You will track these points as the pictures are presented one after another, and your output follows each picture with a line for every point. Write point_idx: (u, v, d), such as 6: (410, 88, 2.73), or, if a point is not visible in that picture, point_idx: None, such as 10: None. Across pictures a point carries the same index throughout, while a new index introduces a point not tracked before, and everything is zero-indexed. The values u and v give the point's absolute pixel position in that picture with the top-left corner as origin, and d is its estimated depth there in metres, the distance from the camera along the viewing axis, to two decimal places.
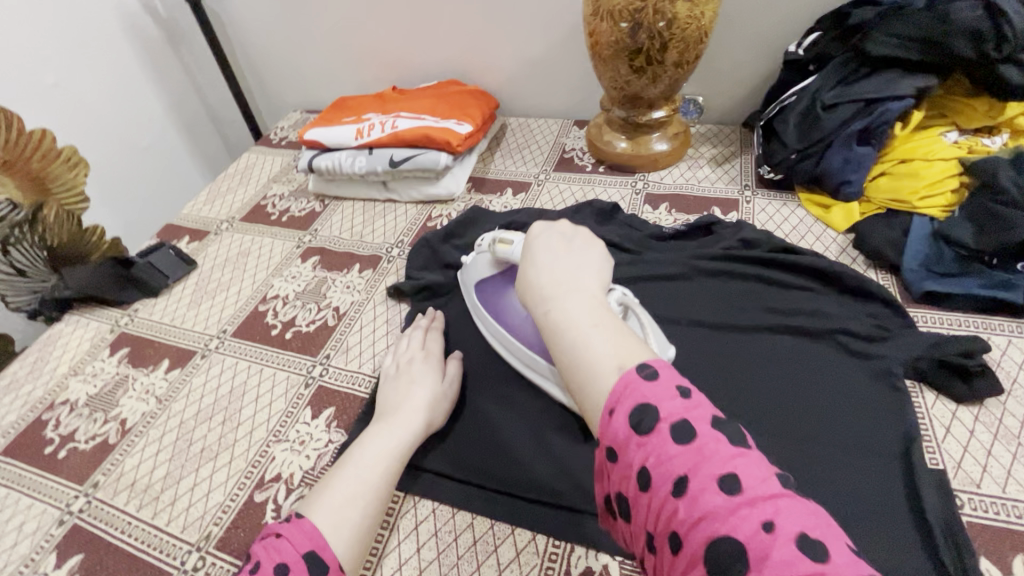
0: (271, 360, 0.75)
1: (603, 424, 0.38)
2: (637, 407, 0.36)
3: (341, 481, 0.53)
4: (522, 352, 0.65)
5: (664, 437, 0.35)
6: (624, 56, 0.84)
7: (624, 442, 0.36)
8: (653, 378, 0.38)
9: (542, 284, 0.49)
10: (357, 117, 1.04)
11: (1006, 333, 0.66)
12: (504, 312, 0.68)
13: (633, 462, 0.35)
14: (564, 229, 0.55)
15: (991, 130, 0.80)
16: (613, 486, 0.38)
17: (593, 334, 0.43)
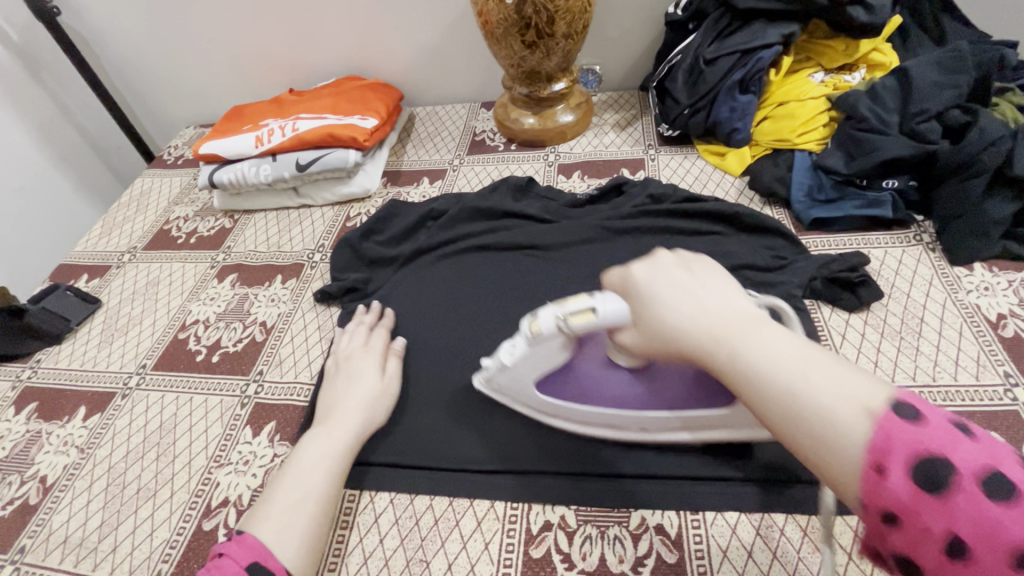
0: (201, 387, 0.72)
1: (866, 485, 0.33)
2: (918, 462, 0.31)
3: (283, 491, 0.53)
4: (629, 416, 0.55)
5: (969, 494, 0.30)
6: (515, 33, 0.86)
7: (912, 503, 0.31)
8: (917, 421, 0.32)
9: (705, 329, 0.42)
10: (255, 125, 0.99)
11: (882, 245, 0.75)
12: (591, 394, 0.55)
13: (931, 527, 0.30)
14: (669, 261, 0.47)
15: (850, 67, 0.89)
16: (889, 543, 0.33)
17: (801, 372, 0.37)
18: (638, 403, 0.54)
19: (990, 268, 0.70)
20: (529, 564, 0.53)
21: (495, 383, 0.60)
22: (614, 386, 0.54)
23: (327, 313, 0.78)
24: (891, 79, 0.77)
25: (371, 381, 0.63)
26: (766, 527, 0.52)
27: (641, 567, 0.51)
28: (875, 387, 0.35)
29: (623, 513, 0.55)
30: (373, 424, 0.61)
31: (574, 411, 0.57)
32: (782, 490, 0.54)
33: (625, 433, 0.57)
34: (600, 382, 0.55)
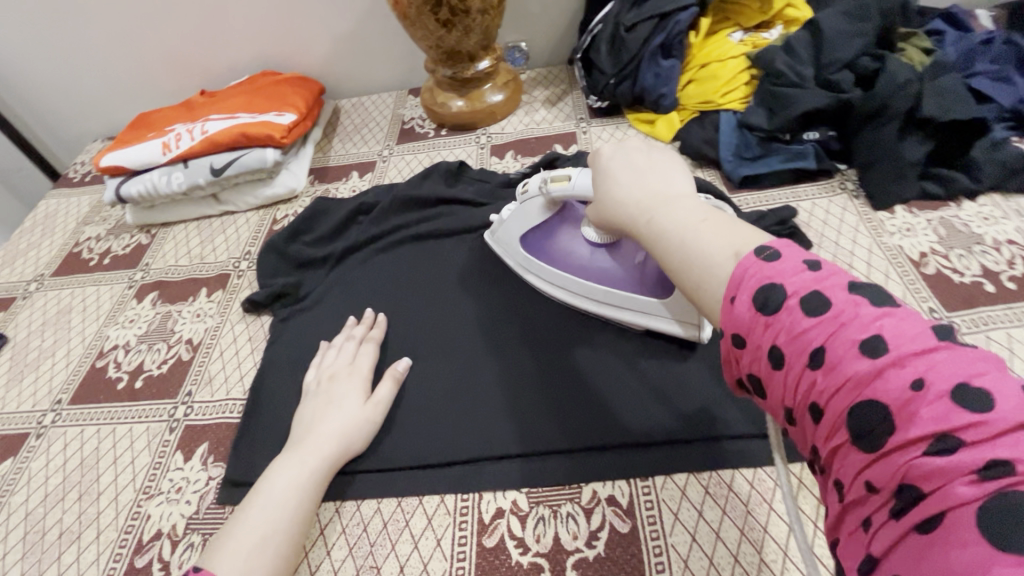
0: (124, 416, 0.67)
1: (722, 314, 0.34)
2: (761, 287, 0.32)
3: (245, 523, 0.49)
4: (597, 289, 0.63)
5: (793, 311, 0.30)
6: (428, 12, 0.82)
7: (750, 325, 0.32)
8: (777, 258, 0.33)
9: (636, 199, 0.44)
10: (162, 131, 0.93)
11: (809, 198, 0.76)
12: (559, 258, 0.65)
13: (762, 344, 0.31)
14: (641, 146, 0.49)
15: (767, 25, 0.89)
16: (738, 369, 0.34)
17: (698, 228, 0.38)
18: (608, 276, 0.62)
19: (909, 209, 0.72)
20: (483, 554, 0.51)
21: (500, 237, 0.70)
22: (581, 256, 0.63)
23: (258, 323, 0.74)
24: (803, 33, 0.77)
25: (358, 399, 0.59)
26: (715, 485, 0.53)
27: (596, 541, 0.51)
28: (756, 241, 0.36)
29: (574, 489, 0.54)
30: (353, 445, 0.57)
31: (555, 281, 0.66)
32: (726, 448, 0.54)
33: (580, 300, 0.66)
34: (568, 250, 0.64)
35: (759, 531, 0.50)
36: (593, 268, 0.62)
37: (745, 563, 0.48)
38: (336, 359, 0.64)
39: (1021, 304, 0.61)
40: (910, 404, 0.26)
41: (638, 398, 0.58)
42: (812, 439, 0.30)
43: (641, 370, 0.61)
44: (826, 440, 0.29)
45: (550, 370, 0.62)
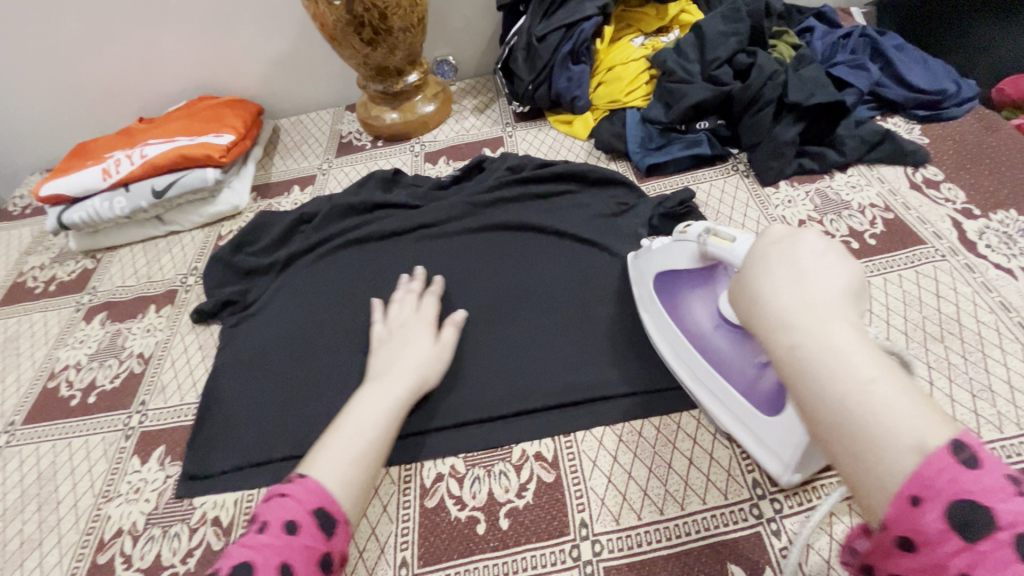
0: (80, 429, 0.70)
1: (892, 512, 0.28)
2: (959, 503, 0.26)
3: (339, 441, 0.52)
4: (700, 365, 0.56)
5: (1001, 546, 0.25)
6: (352, 33, 0.88)
7: (937, 540, 0.26)
8: (977, 467, 0.27)
9: (780, 311, 0.35)
10: (101, 158, 0.96)
11: (707, 180, 0.85)
12: (682, 313, 0.59)
13: (949, 565, 0.26)
14: (820, 243, 0.37)
15: (665, 30, 0.99)
16: (891, 566, 0.29)
17: (874, 398, 0.30)
18: (718, 359, 0.55)
19: (791, 184, 0.82)
20: (425, 515, 0.57)
21: (645, 267, 0.65)
22: (702, 325, 0.57)
23: (208, 332, 0.78)
24: (690, 36, 0.88)
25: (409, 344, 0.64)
26: (628, 433, 0.60)
27: (525, 492, 0.57)
28: (947, 434, 0.29)
29: (505, 450, 0.61)
30: (429, 382, 0.62)
31: (665, 330, 0.61)
32: (636, 401, 0.62)
33: (680, 366, 0.60)
34: (693, 312, 0.57)
35: (664, 466, 0.57)
36: (710, 342, 0.56)
37: (653, 495, 0.55)
38: (401, 310, 0.69)
39: (880, 256, 0.71)
40: None
41: (560, 366, 0.65)
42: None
43: (562, 342, 0.67)
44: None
45: (482, 350, 0.68)
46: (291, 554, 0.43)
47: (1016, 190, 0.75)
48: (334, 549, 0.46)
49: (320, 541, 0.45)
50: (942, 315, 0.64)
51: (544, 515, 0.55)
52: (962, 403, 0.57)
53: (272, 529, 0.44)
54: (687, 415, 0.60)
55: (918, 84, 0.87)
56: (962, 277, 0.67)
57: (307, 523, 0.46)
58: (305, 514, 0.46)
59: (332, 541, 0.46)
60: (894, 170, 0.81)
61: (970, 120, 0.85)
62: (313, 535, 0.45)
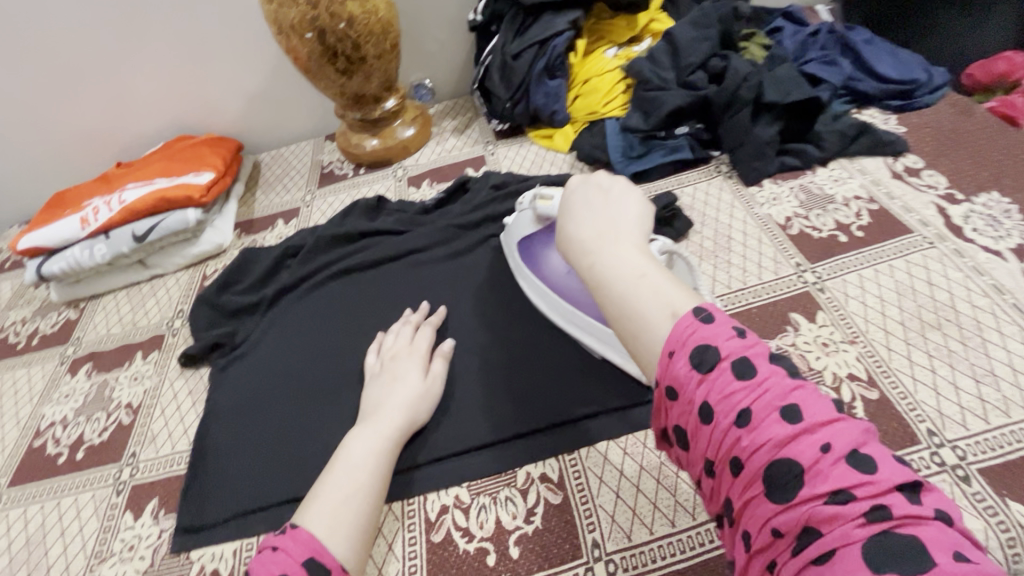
0: (68, 487, 0.67)
1: (660, 367, 0.36)
2: (697, 347, 0.35)
3: (331, 481, 0.52)
4: (566, 306, 0.66)
5: (725, 373, 0.33)
6: (326, 63, 0.88)
7: (687, 381, 0.34)
8: (712, 320, 0.36)
9: (584, 238, 0.47)
10: (79, 206, 0.95)
11: (692, 182, 0.85)
12: (543, 267, 0.69)
13: (695, 399, 0.34)
14: (608, 182, 0.51)
15: (637, 39, 1.00)
16: (669, 422, 0.37)
17: (643, 280, 0.41)
18: (578, 298, 0.65)
19: (775, 182, 0.82)
20: (432, 550, 0.55)
21: (508, 240, 0.76)
22: (560, 273, 0.67)
23: (197, 376, 0.76)
24: (662, 44, 0.89)
25: (408, 380, 0.63)
26: (632, 446, 0.59)
27: (533, 517, 0.55)
28: (690, 301, 0.39)
29: (510, 475, 0.59)
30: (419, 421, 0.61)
31: (531, 285, 0.71)
32: (638, 411, 0.61)
33: (551, 312, 0.69)
34: (550, 264, 0.69)
35: (672, 477, 0.55)
36: (567, 285, 0.66)
37: (665, 508, 0.54)
38: (399, 342, 0.68)
39: (869, 248, 0.71)
40: (819, 467, 0.29)
41: (559, 383, 0.64)
42: (728, 497, 0.33)
43: (559, 356, 0.67)
44: (742, 493, 0.32)
45: (478, 372, 0.67)
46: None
47: (994, 173, 0.76)
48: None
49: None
50: (936, 302, 0.64)
51: (556, 539, 0.54)
52: (965, 390, 0.56)
53: None
54: None
55: (889, 75, 0.88)
56: (952, 262, 0.67)
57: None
58: (296, 565, 0.44)
59: None
60: (875, 161, 0.82)
61: (943, 106, 0.87)
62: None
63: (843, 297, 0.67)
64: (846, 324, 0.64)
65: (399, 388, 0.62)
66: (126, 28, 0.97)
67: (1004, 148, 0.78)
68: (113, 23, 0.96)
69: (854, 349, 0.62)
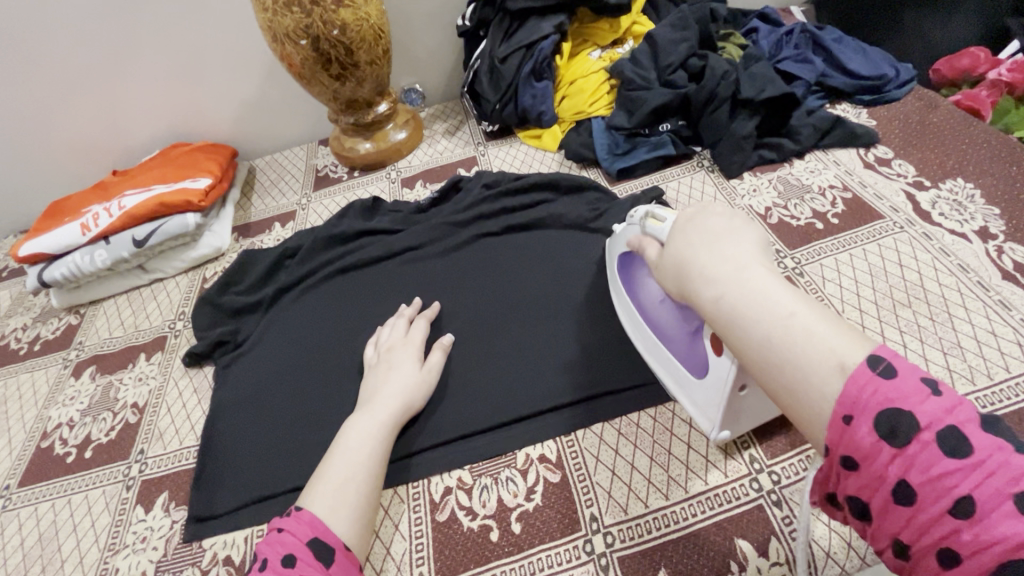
0: (78, 485, 0.69)
1: (833, 432, 0.33)
2: (885, 413, 0.30)
3: (332, 466, 0.54)
4: (651, 337, 0.60)
5: (927, 446, 0.29)
6: (320, 69, 0.91)
7: (871, 452, 0.31)
8: (894, 373, 0.31)
9: (703, 270, 0.42)
10: (77, 213, 0.96)
11: (675, 177, 0.89)
12: (638, 290, 0.63)
13: (886, 475, 0.30)
14: (727, 212, 0.45)
15: (620, 41, 1.04)
16: (842, 489, 0.33)
17: (791, 325, 0.36)
18: (663, 332, 0.58)
19: (755, 174, 0.86)
20: (438, 529, 0.57)
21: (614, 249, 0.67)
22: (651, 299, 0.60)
23: (202, 374, 0.78)
24: (643, 45, 0.93)
25: (408, 370, 0.65)
26: (626, 426, 0.62)
27: (533, 494, 0.58)
28: (859, 349, 0.34)
29: (510, 456, 0.62)
30: (414, 405, 0.63)
31: (626, 306, 0.66)
32: (629, 392, 0.64)
33: (639, 341, 0.63)
34: (645, 288, 0.61)
35: (665, 454, 0.59)
36: (657, 314, 0.59)
37: (658, 482, 0.57)
38: (398, 335, 0.70)
39: (844, 234, 0.75)
40: None
41: (555, 370, 0.67)
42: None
43: (555, 344, 0.69)
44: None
45: (476, 361, 0.70)
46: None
47: (959, 161, 0.80)
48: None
49: (320, 569, 0.46)
50: (907, 282, 0.68)
51: (555, 515, 0.56)
52: (934, 361, 0.60)
53: (271, 565, 0.45)
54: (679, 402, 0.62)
55: (860, 71, 0.93)
56: (921, 245, 0.71)
57: (303, 553, 0.46)
58: (301, 545, 0.47)
59: (332, 570, 0.46)
60: (847, 153, 0.86)
61: (910, 100, 0.91)
62: (311, 565, 0.45)
63: (820, 280, 0.70)
64: (823, 304, 0.68)
65: (401, 377, 0.64)
66: (121, 39, 0.99)
67: (967, 137, 0.83)
68: (109, 34, 0.98)
69: None
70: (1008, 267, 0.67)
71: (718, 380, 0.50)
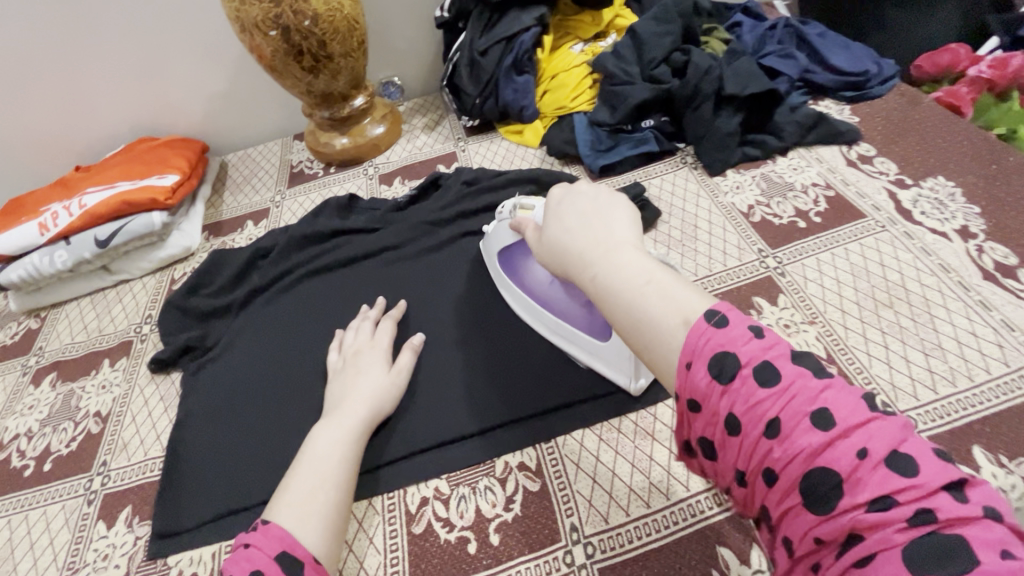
0: (36, 500, 0.65)
1: (677, 379, 0.35)
2: (714, 356, 0.33)
3: (299, 477, 0.52)
4: (549, 317, 0.66)
5: (749, 381, 0.32)
6: (291, 61, 0.87)
7: (706, 392, 0.33)
8: (726, 323, 0.34)
9: (581, 248, 0.44)
10: (36, 212, 0.91)
11: (658, 174, 0.87)
12: (524, 277, 0.68)
13: (718, 411, 0.33)
14: (591, 189, 0.48)
15: (603, 34, 1.02)
16: (692, 432, 0.35)
17: (650, 289, 0.38)
18: (562, 309, 0.64)
19: (738, 171, 0.85)
20: (414, 541, 0.55)
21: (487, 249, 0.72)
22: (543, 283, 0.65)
23: (169, 381, 0.75)
24: (626, 39, 0.91)
25: (378, 373, 0.63)
26: (607, 432, 0.60)
27: (512, 504, 0.57)
28: (703, 305, 0.37)
29: (488, 465, 0.60)
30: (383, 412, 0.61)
31: (514, 295, 0.70)
32: (610, 397, 0.62)
33: (539, 324, 0.68)
34: (533, 275, 0.66)
35: (646, 459, 0.57)
36: (549, 296, 0.65)
37: (639, 490, 0.55)
38: (372, 339, 0.68)
39: (826, 233, 0.74)
40: (857, 473, 0.28)
41: (534, 372, 0.65)
42: (763, 503, 0.32)
43: (534, 346, 0.68)
44: (779, 504, 0.30)
45: (452, 364, 0.68)
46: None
47: (941, 159, 0.80)
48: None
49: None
50: (889, 282, 0.67)
51: (534, 525, 0.55)
52: (916, 363, 0.60)
53: None
54: (663, 406, 0.61)
55: (844, 67, 0.92)
56: (903, 244, 0.71)
57: (269, 569, 0.44)
58: (269, 561, 0.44)
59: None
60: (831, 150, 0.85)
61: (893, 96, 0.91)
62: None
63: (802, 280, 0.70)
64: (806, 305, 0.67)
65: (374, 383, 0.62)
66: (79, 27, 0.94)
67: (949, 135, 0.83)
68: (67, 22, 0.93)
69: (813, 329, 0.65)
70: (988, 267, 0.67)
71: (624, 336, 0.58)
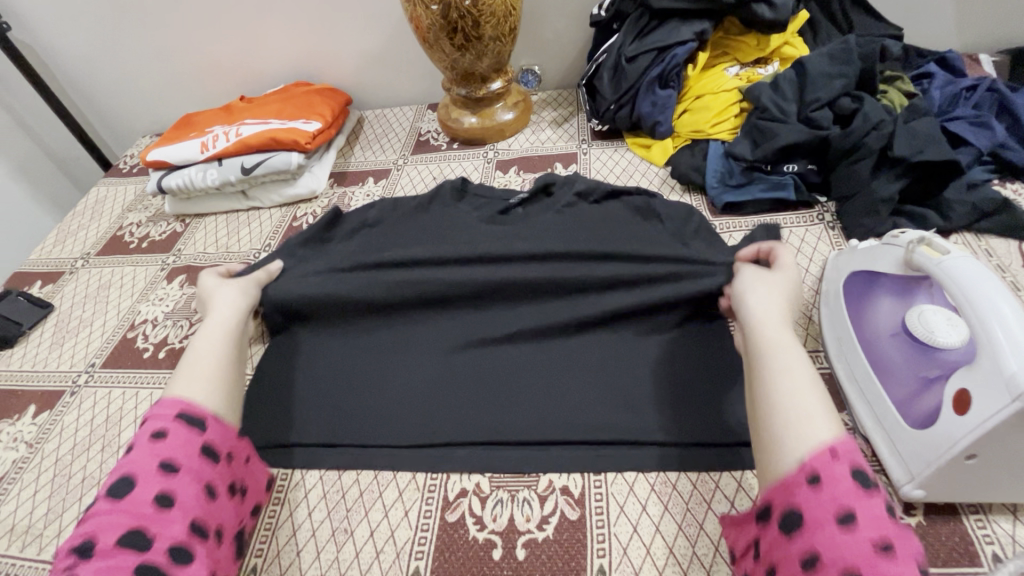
0: (147, 381, 0.75)
1: (818, 456, 0.42)
2: (858, 470, 0.41)
3: (188, 366, 0.59)
4: (860, 363, 0.59)
5: (873, 502, 0.39)
6: (444, 37, 0.90)
7: (834, 480, 0.40)
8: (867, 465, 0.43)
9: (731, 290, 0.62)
10: (201, 132, 1.03)
11: (788, 225, 0.80)
12: (865, 316, 0.61)
13: (838, 496, 0.40)
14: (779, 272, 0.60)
15: (765, 61, 0.94)
16: (788, 501, 0.42)
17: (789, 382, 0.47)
18: (884, 367, 0.56)
19: None
20: (444, 528, 0.57)
21: (845, 263, 0.66)
22: (883, 330, 0.58)
23: None
24: (790, 72, 0.83)
25: (237, 291, 0.71)
26: (661, 484, 0.57)
27: (545, 525, 0.56)
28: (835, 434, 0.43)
29: (532, 478, 0.60)
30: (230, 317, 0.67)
31: (837, 322, 0.63)
32: (673, 450, 0.59)
33: (838, 365, 0.62)
34: (877, 318, 0.59)
35: (695, 526, 0.54)
36: (882, 347, 0.57)
37: (679, 555, 0.52)
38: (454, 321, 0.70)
39: None
40: None
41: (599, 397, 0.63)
42: None
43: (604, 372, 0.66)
44: None
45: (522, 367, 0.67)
46: (167, 452, 0.51)
47: None
48: (215, 442, 0.54)
49: (195, 437, 0.53)
50: None
51: (562, 553, 0.54)
52: None
53: (144, 443, 0.51)
54: (728, 476, 0.57)
55: None
56: None
57: (174, 428, 0.52)
58: (172, 420, 0.53)
59: (209, 434, 0.54)
60: (1006, 243, 0.73)
61: None
62: (186, 435, 0.52)
63: None
64: None
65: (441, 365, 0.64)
66: None
67: None
68: None
69: None
70: None
71: (943, 438, 0.48)
